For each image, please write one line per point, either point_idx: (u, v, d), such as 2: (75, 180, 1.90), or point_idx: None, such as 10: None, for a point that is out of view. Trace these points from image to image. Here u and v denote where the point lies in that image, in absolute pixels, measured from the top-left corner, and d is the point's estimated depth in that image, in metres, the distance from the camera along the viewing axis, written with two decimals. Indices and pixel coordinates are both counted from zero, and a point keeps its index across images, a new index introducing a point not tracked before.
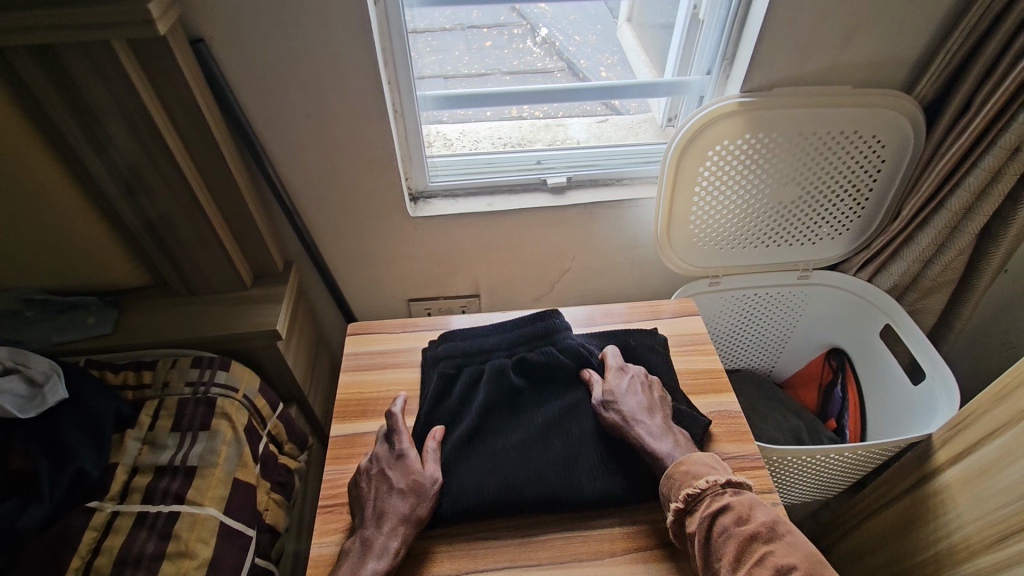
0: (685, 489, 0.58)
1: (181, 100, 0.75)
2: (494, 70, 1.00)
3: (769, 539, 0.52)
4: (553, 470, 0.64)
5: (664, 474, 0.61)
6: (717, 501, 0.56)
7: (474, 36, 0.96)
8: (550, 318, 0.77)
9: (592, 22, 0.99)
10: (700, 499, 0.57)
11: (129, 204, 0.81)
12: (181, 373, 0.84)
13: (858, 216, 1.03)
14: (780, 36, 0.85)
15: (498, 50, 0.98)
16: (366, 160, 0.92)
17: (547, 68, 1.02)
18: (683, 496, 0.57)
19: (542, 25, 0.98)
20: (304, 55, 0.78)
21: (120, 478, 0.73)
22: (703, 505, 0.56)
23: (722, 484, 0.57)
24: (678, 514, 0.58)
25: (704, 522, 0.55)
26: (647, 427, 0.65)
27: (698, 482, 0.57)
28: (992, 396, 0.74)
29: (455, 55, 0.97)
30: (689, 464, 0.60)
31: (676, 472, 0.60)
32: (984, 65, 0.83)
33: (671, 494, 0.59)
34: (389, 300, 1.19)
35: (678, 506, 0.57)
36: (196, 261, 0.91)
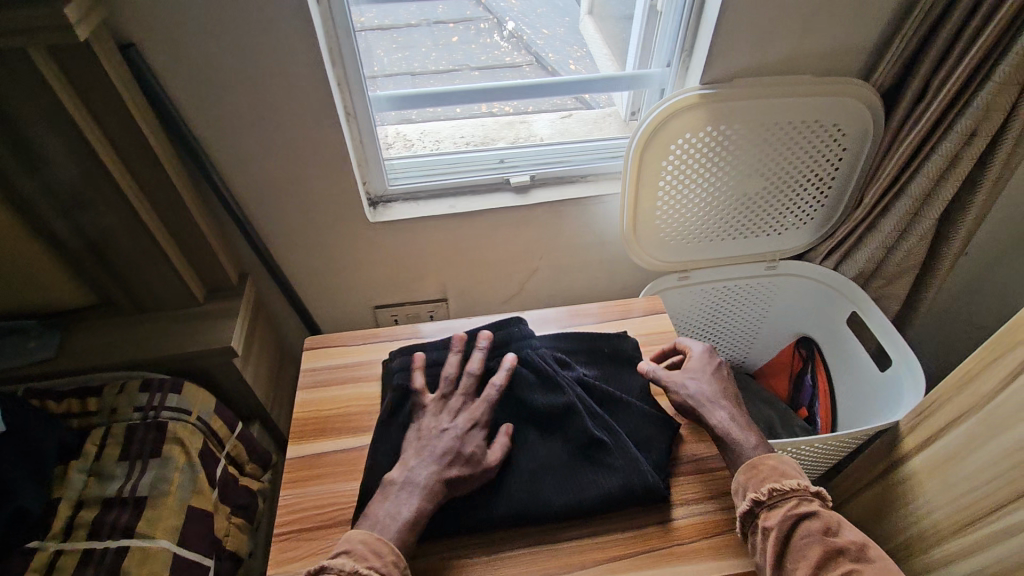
0: (771, 483, 0.58)
1: (112, 109, 0.70)
2: (462, 65, 0.98)
3: (854, 557, 0.53)
4: (521, 481, 0.63)
5: (744, 465, 0.62)
6: (805, 504, 0.57)
7: (441, 32, 0.96)
8: (507, 327, 0.77)
9: (559, 15, 0.99)
10: (786, 498, 0.57)
11: (65, 222, 0.77)
12: (130, 398, 0.79)
13: (822, 205, 1.03)
14: (738, 26, 0.83)
15: (465, 45, 0.97)
16: (319, 165, 0.88)
17: (516, 62, 1.00)
18: (768, 489, 0.58)
19: (508, 19, 0.97)
20: (243, 58, 0.74)
21: (63, 513, 0.69)
22: (790, 503, 0.57)
23: (812, 493, 0.58)
24: (756, 505, 0.58)
25: (787, 519, 0.56)
26: (725, 415, 0.66)
27: (787, 480, 0.58)
28: (957, 382, 0.75)
29: (422, 52, 0.96)
30: (776, 462, 0.61)
31: (762, 464, 0.60)
32: (939, 50, 0.82)
33: (751, 485, 0.60)
34: (353, 308, 1.15)
35: (759, 497, 0.58)
36: (142, 278, 0.86)
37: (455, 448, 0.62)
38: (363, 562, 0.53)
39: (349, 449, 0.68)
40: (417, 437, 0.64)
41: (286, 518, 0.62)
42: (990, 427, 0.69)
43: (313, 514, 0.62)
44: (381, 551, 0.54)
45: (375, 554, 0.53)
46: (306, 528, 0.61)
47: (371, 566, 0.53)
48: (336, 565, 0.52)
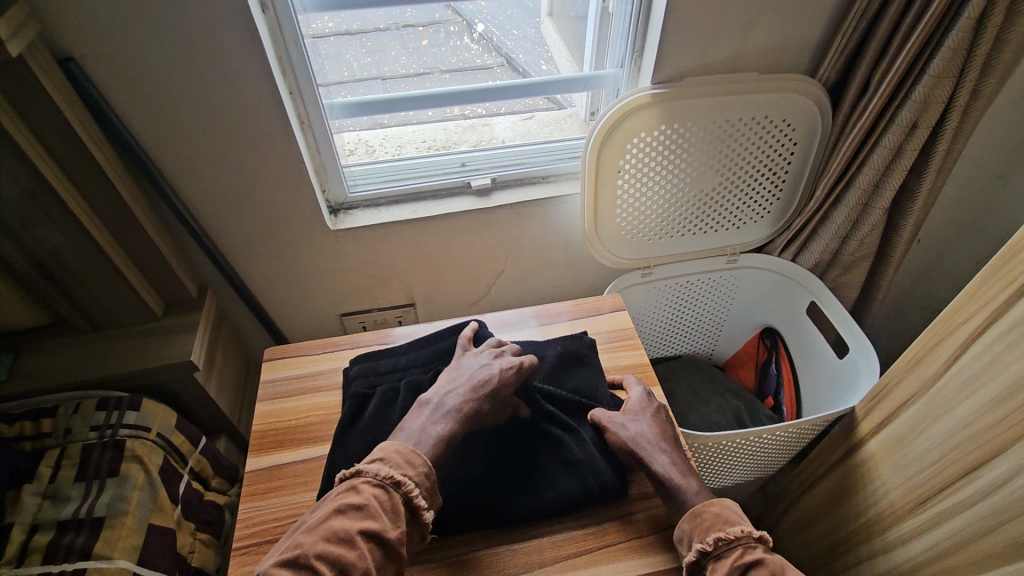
0: (716, 532, 0.54)
1: (53, 124, 0.69)
2: (433, 68, 0.97)
3: None
4: (489, 483, 0.64)
5: (688, 512, 0.57)
6: (752, 553, 0.52)
7: (410, 35, 0.92)
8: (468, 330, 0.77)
9: (529, 16, 0.96)
10: (731, 547, 0.53)
11: (9, 241, 0.75)
12: (86, 418, 0.78)
13: (777, 198, 1.06)
14: (684, 26, 0.85)
15: (435, 48, 0.94)
16: (275, 175, 0.88)
17: (486, 64, 0.99)
18: (713, 539, 0.54)
19: (478, 21, 0.94)
20: (189, 69, 0.73)
21: (16, 538, 0.67)
22: (734, 553, 0.52)
23: (757, 539, 0.54)
24: (702, 557, 0.54)
25: (735, 571, 0.51)
26: (666, 457, 0.62)
27: (732, 528, 0.54)
28: (904, 367, 0.77)
29: (392, 56, 0.94)
30: (720, 509, 0.57)
31: (707, 512, 0.56)
32: (879, 45, 0.85)
33: (696, 534, 0.55)
34: (320, 317, 1.14)
35: (704, 548, 0.54)
36: (95, 295, 0.84)
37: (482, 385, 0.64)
38: (399, 470, 0.54)
39: (308, 459, 0.68)
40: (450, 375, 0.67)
41: (244, 531, 0.61)
42: (936, 409, 0.71)
43: (272, 526, 0.62)
44: (416, 462, 0.55)
45: (410, 465, 0.55)
46: (265, 541, 0.60)
47: (406, 475, 0.54)
48: (374, 472, 0.54)
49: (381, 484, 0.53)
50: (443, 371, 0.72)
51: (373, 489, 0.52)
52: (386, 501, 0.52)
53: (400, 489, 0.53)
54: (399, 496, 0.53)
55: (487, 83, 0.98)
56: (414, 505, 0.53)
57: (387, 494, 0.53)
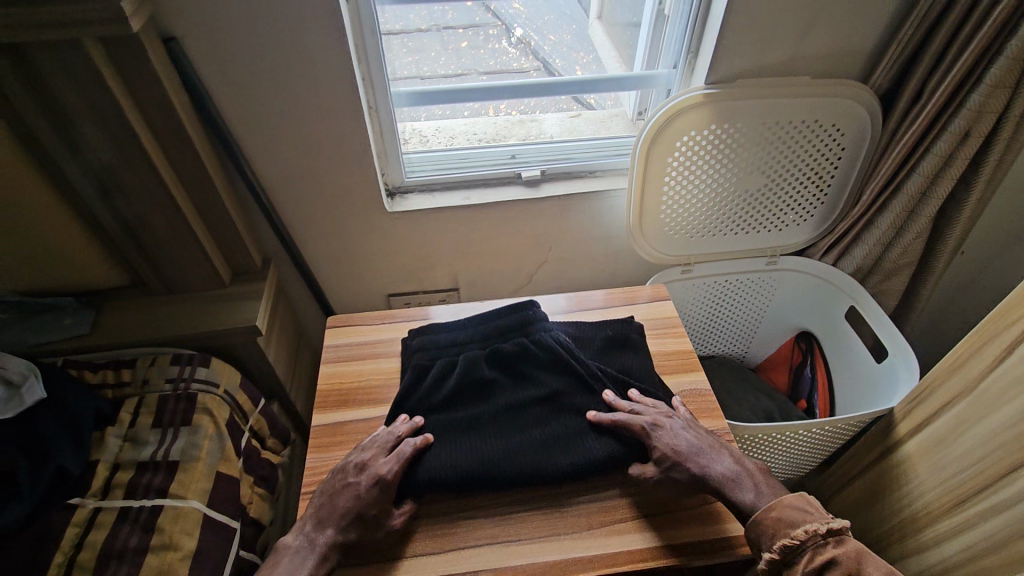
0: (782, 540, 0.57)
1: (155, 98, 0.75)
2: (469, 70, 1.02)
3: None
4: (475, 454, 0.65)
5: (750, 520, 0.60)
6: (821, 553, 0.55)
7: (450, 36, 0.99)
8: (525, 309, 0.80)
9: (566, 23, 1.02)
10: (799, 551, 0.56)
11: (105, 204, 0.81)
12: (161, 370, 0.85)
13: (821, 203, 1.07)
14: (742, 29, 0.88)
15: (473, 51, 1.01)
16: (343, 157, 0.93)
17: (522, 68, 1.04)
18: (779, 547, 0.57)
19: (515, 26, 1.01)
20: (277, 52, 0.79)
21: (101, 475, 0.74)
22: (804, 557, 0.55)
23: (824, 535, 0.55)
24: (774, 563, 0.57)
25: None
26: (721, 465, 0.64)
27: (796, 534, 0.56)
28: (946, 370, 0.78)
29: (432, 57, 1.00)
30: (781, 511, 0.59)
31: (767, 519, 0.58)
32: (935, 54, 0.87)
33: (764, 542, 0.58)
34: (368, 296, 1.19)
35: (773, 557, 0.57)
36: (172, 260, 0.90)
37: (352, 509, 0.61)
38: None
39: (370, 418, 0.73)
40: (324, 493, 0.63)
41: (313, 479, 0.67)
42: (978, 410, 0.73)
43: None
44: None
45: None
46: None
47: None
48: None
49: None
50: (501, 350, 0.75)
51: None
52: None
53: None
54: None
55: (532, 79, 1.01)
56: None
57: None
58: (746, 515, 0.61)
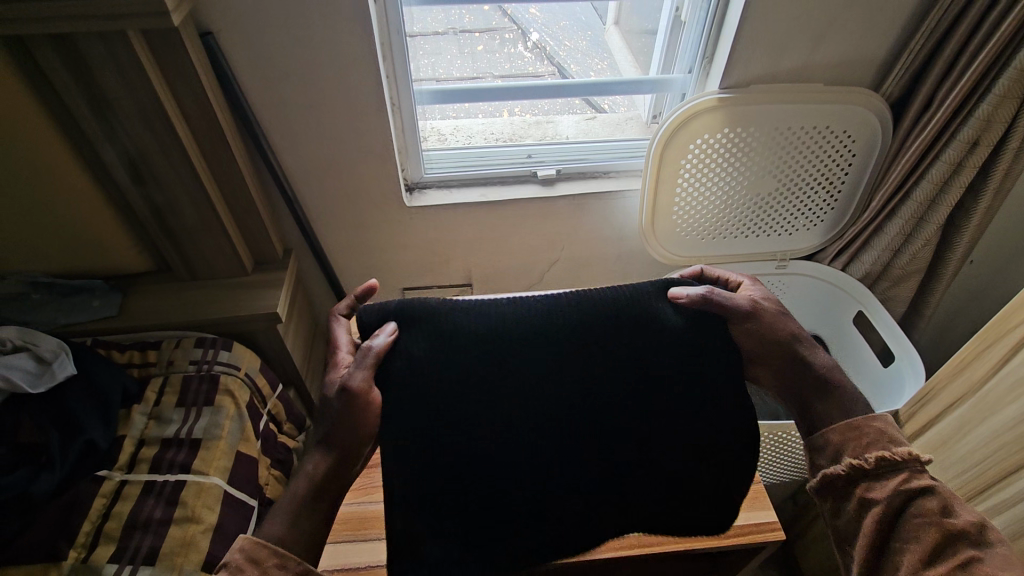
0: (880, 452, 0.57)
1: (189, 90, 0.78)
2: (485, 73, 1.05)
3: (974, 537, 0.52)
4: (486, 402, 0.61)
5: (843, 423, 0.60)
6: (918, 479, 0.55)
7: (466, 40, 1.02)
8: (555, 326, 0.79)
9: (582, 28, 1.05)
10: (895, 469, 0.56)
11: (137, 191, 0.85)
12: (185, 352, 0.87)
13: (831, 208, 1.09)
14: (756, 36, 0.90)
15: (489, 54, 1.04)
16: (363, 151, 0.96)
17: (538, 72, 1.07)
18: (874, 458, 0.57)
19: (532, 30, 1.03)
20: (306, 47, 0.82)
21: (127, 449, 0.77)
22: (899, 477, 0.56)
23: (924, 465, 0.56)
24: (858, 472, 0.57)
25: (898, 494, 0.55)
26: (825, 363, 0.65)
27: (901, 451, 0.56)
28: (950, 371, 0.79)
29: (448, 59, 1.02)
30: (886, 426, 0.59)
31: (871, 429, 0.58)
32: (945, 63, 0.88)
33: (853, 450, 0.58)
34: (384, 289, 1.22)
35: (863, 464, 0.57)
36: (198, 248, 0.94)
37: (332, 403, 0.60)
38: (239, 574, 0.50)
39: None
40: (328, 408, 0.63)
41: None
42: (982, 411, 0.74)
43: None
44: (259, 559, 0.51)
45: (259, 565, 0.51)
46: None
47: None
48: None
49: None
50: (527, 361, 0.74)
51: None
52: None
53: None
54: None
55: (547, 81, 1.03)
56: None
57: None
58: (836, 418, 0.61)
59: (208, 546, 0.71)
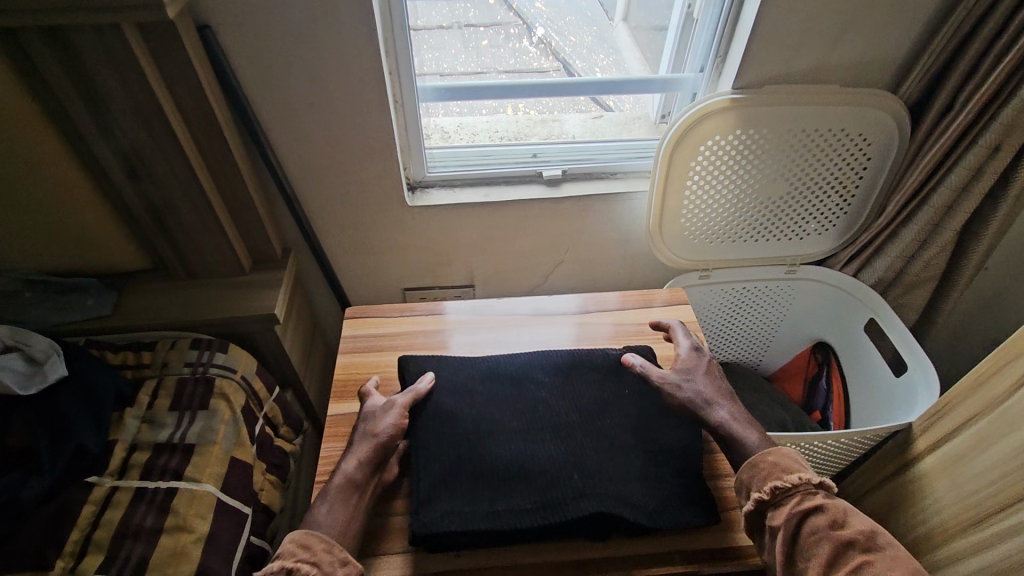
0: (774, 482, 0.58)
1: (186, 85, 0.76)
2: (490, 69, 1.02)
3: (864, 547, 0.54)
4: (492, 398, 0.72)
5: (745, 464, 0.62)
6: (810, 500, 0.57)
7: (471, 35, 0.99)
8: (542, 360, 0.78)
9: (586, 24, 1.02)
10: (790, 494, 0.58)
11: (132, 188, 0.82)
12: (180, 354, 0.85)
13: (844, 213, 1.06)
14: (772, 35, 0.87)
15: (494, 49, 1.01)
16: (366, 149, 0.93)
17: (542, 68, 1.04)
18: (771, 488, 0.58)
19: (538, 25, 1.00)
20: (307, 42, 0.80)
21: (119, 454, 0.75)
22: (793, 500, 0.57)
23: (815, 485, 0.58)
24: (761, 505, 0.58)
25: (794, 518, 0.56)
26: (725, 417, 0.67)
27: (791, 477, 0.58)
28: (970, 385, 0.76)
29: (453, 54, 1.00)
30: (777, 457, 0.61)
31: (764, 462, 0.60)
32: (967, 65, 0.85)
33: (755, 483, 0.60)
34: (385, 289, 1.20)
35: (762, 496, 0.58)
36: (195, 246, 0.91)
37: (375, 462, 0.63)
38: (293, 557, 0.53)
39: None
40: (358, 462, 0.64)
41: (327, 466, 0.69)
42: (1000, 427, 0.71)
43: None
44: (312, 544, 0.55)
45: (307, 549, 0.54)
46: None
47: (301, 559, 0.53)
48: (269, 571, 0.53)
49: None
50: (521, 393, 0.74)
51: None
52: None
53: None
54: None
55: (552, 78, 1.00)
56: None
57: None
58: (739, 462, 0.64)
59: (200, 557, 0.69)
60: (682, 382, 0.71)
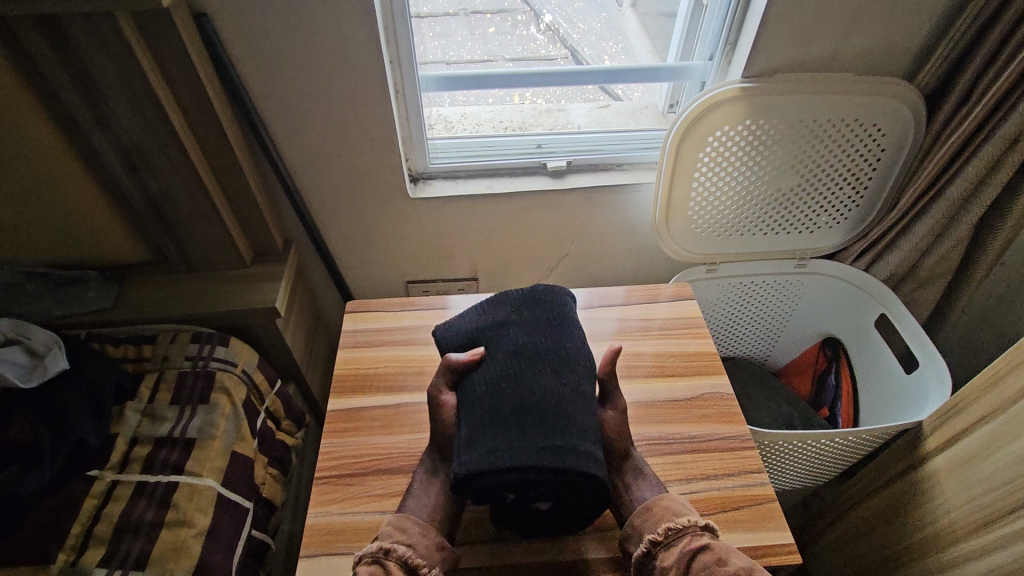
0: (665, 523, 0.56)
1: (183, 74, 0.75)
2: (496, 57, 1.00)
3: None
4: (535, 327, 0.63)
5: (639, 505, 0.60)
6: (697, 539, 0.54)
7: (477, 21, 0.96)
8: (556, 289, 0.69)
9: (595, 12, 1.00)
10: (680, 535, 0.55)
11: (131, 180, 0.82)
12: (181, 348, 0.85)
13: (857, 205, 1.03)
14: (783, 22, 0.84)
15: (501, 36, 0.99)
16: (366, 139, 0.92)
17: (551, 56, 1.01)
18: (663, 529, 0.56)
19: (546, 12, 0.98)
20: (305, 29, 0.78)
21: (120, 448, 0.75)
22: (682, 541, 0.55)
23: (703, 527, 0.56)
24: (653, 547, 0.56)
25: (683, 556, 0.53)
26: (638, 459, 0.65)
27: (680, 517, 0.56)
28: (983, 383, 0.74)
29: (458, 42, 0.98)
30: (669, 501, 0.59)
31: (656, 505, 0.59)
32: (987, 54, 0.82)
33: (647, 527, 0.57)
34: (387, 281, 1.19)
35: (655, 538, 0.56)
36: (196, 239, 0.91)
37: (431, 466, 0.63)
38: (389, 540, 0.55)
39: (384, 406, 0.74)
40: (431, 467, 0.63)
41: (325, 462, 0.69)
42: (1013, 428, 0.70)
43: (351, 462, 0.69)
44: (407, 526, 0.56)
45: (403, 531, 0.56)
46: (344, 474, 0.67)
47: (397, 542, 0.55)
48: (367, 551, 0.55)
49: (375, 558, 0.54)
50: (540, 314, 0.64)
51: (366, 567, 0.53)
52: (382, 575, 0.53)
53: (391, 556, 0.54)
54: (392, 563, 0.53)
55: (559, 67, 0.98)
56: (412, 566, 0.54)
57: (381, 566, 0.53)
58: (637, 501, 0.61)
59: (201, 551, 0.69)
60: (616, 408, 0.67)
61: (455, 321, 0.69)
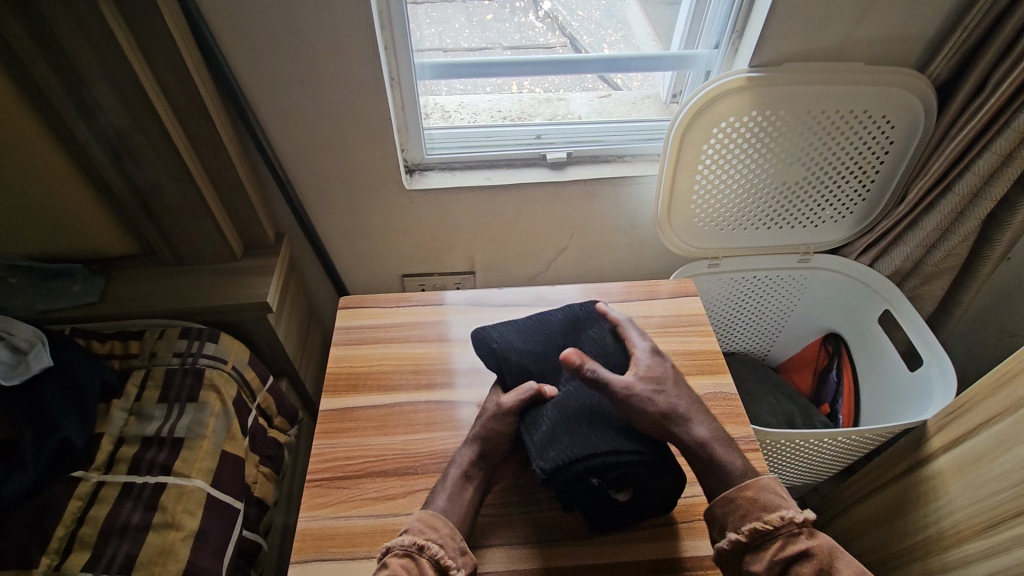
0: (752, 523, 0.53)
1: (167, 60, 0.72)
2: (495, 44, 0.97)
3: None
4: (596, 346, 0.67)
5: (722, 496, 0.56)
6: (791, 543, 0.51)
7: (476, 7, 0.93)
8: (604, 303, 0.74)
9: None
10: (770, 537, 0.52)
11: (116, 170, 0.79)
12: (170, 343, 0.83)
13: (863, 199, 1.01)
14: (792, 10, 0.81)
15: (499, 24, 0.95)
16: (359, 129, 0.89)
17: (550, 44, 0.98)
18: (750, 529, 0.53)
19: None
20: (294, 14, 0.74)
21: (106, 448, 0.73)
22: (773, 544, 0.52)
23: (798, 524, 0.52)
24: (739, 547, 0.53)
25: (774, 563, 0.51)
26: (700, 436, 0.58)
27: (770, 518, 0.52)
28: (992, 384, 0.73)
29: (456, 29, 0.94)
30: (757, 491, 0.55)
31: (741, 499, 0.54)
32: (1002, 45, 0.80)
33: (733, 522, 0.54)
34: (383, 275, 1.17)
35: (741, 538, 0.53)
36: (184, 231, 0.88)
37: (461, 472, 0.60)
38: (422, 535, 0.54)
39: (377, 406, 0.72)
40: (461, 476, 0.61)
41: (316, 465, 0.67)
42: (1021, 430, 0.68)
43: (344, 464, 0.67)
44: (439, 525, 0.55)
45: (434, 529, 0.54)
46: (336, 477, 0.65)
47: (431, 539, 0.54)
48: (398, 544, 0.54)
49: (407, 553, 0.52)
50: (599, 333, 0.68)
51: (397, 560, 0.52)
52: (412, 568, 0.51)
53: (423, 552, 0.52)
54: (423, 560, 0.52)
55: (558, 55, 0.95)
56: (440, 567, 0.52)
57: (411, 561, 0.52)
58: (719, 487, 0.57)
59: (188, 555, 0.67)
60: (654, 394, 0.59)
61: (504, 338, 0.69)
